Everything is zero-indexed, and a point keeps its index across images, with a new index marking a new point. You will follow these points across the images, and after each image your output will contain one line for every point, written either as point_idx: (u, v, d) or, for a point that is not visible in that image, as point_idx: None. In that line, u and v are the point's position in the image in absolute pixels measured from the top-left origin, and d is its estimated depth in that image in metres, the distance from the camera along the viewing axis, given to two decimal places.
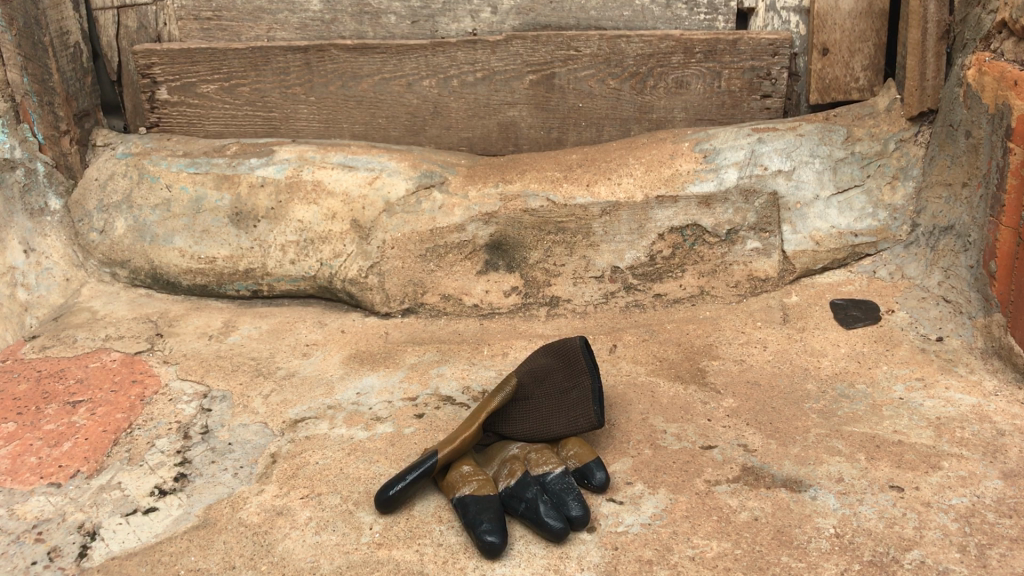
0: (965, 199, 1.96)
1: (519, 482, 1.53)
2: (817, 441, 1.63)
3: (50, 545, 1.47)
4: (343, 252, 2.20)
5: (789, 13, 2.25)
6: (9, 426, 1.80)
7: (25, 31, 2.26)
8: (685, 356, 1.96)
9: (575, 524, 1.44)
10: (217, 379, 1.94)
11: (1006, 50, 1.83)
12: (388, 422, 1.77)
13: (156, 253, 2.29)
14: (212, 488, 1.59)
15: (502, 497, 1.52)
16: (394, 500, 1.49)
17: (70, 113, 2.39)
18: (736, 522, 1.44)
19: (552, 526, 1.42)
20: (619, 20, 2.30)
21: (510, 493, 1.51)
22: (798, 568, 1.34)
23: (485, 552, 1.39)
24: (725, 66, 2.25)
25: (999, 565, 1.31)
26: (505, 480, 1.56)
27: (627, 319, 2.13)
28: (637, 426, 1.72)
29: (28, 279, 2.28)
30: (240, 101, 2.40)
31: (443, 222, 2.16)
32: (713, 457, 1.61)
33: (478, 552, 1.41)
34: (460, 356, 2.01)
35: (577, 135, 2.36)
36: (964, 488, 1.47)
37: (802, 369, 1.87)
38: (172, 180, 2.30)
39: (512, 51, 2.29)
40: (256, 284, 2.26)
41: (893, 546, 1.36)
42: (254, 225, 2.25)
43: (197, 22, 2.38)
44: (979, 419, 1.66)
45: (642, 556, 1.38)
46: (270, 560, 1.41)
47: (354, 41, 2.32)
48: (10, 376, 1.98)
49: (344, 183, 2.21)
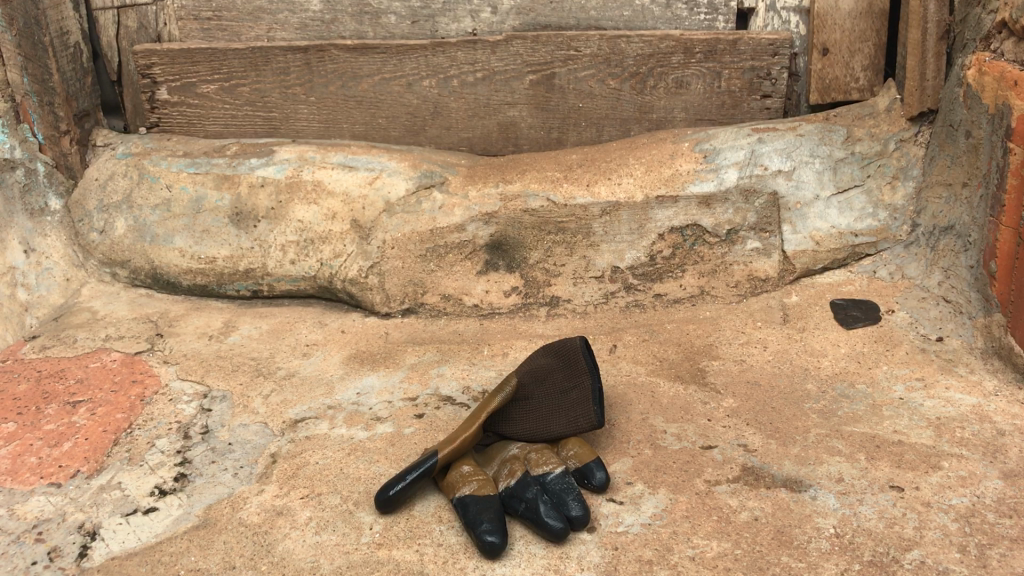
0: (965, 200, 1.96)
1: (519, 482, 1.53)
2: (817, 441, 1.63)
3: (50, 545, 1.48)
4: (343, 252, 2.20)
5: (789, 13, 2.25)
6: (9, 426, 1.80)
7: (25, 31, 2.26)
8: (685, 356, 1.96)
9: (576, 524, 1.44)
10: (217, 379, 1.94)
11: (1006, 50, 1.83)
12: (388, 423, 1.77)
13: (156, 253, 2.28)
14: (212, 488, 1.59)
15: (501, 496, 1.52)
16: (392, 500, 1.48)
17: (70, 112, 2.39)
18: (736, 522, 1.44)
19: (554, 525, 1.42)
20: (619, 20, 2.30)
21: (511, 493, 1.51)
22: (799, 568, 1.34)
23: (485, 553, 1.39)
24: (725, 66, 2.25)
25: (999, 565, 1.31)
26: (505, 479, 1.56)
27: (627, 319, 2.13)
28: (637, 426, 1.72)
29: (28, 279, 2.28)
30: (240, 101, 2.40)
31: (443, 222, 2.16)
32: (713, 457, 1.61)
33: (478, 552, 1.41)
34: (460, 356, 2.01)
35: (577, 135, 2.36)
36: (964, 488, 1.47)
37: (802, 369, 1.88)
38: (172, 180, 2.30)
39: (512, 51, 2.29)
40: (255, 284, 2.26)
41: (893, 546, 1.36)
42: (254, 225, 2.25)
43: (196, 22, 2.39)
44: (979, 419, 1.66)
45: (642, 556, 1.38)
46: (270, 560, 1.41)
47: (354, 41, 2.32)
48: (10, 376, 1.98)
49: (344, 183, 2.22)
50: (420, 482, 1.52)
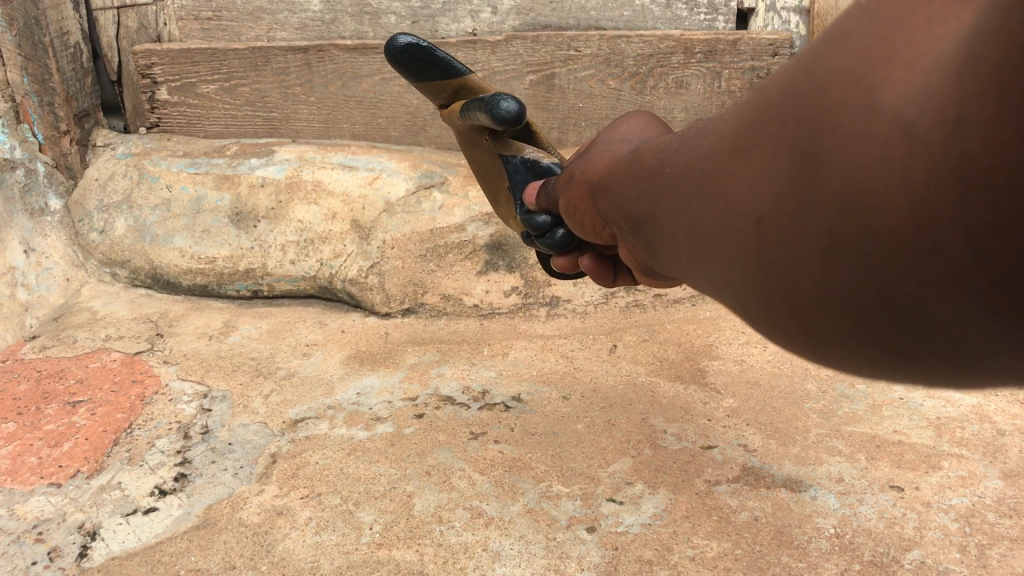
0: None
1: (550, 165, 1.43)
2: (817, 441, 1.64)
3: (50, 545, 1.48)
4: (343, 252, 2.21)
5: (789, 14, 2.28)
6: (9, 426, 1.79)
7: (25, 31, 2.25)
8: (685, 356, 1.95)
9: (564, 245, 1.28)
10: (217, 379, 1.93)
11: None
12: (388, 422, 1.76)
13: (156, 253, 2.28)
14: (212, 488, 1.60)
15: (519, 160, 1.45)
16: (423, 59, 1.44)
17: (70, 112, 2.40)
18: (736, 522, 1.46)
19: (549, 211, 1.28)
20: (619, 20, 2.30)
21: (534, 168, 1.44)
22: (798, 568, 1.36)
23: (491, 117, 1.35)
24: (725, 66, 2.27)
25: (998, 565, 1.34)
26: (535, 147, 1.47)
27: (627, 318, 2.11)
28: (637, 425, 1.72)
29: (28, 279, 2.25)
30: (240, 101, 2.40)
31: (443, 222, 2.20)
32: (713, 457, 1.62)
33: (488, 120, 1.37)
34: (461, 356, 1.99)
35: (577, 135, 2.37)
36: (964, 488, 1.50)
37: (802, 369, 1.86)
38: (172, 180, 2.31)
39: (512, 51, 2.28)
40: (255, 284, 2.26)
41: (893, 546, 1.39)
42: (254, 225, 2.26)
43: (197, 22, 2.41)
44: (979, 420, 1.67)
45: (642, 556, 1.40)
46: (270, 560, 1.41)
47: (354, 41, 2.33)
48: (9, 376, 1.97)
49: (344, 183, 2.24)
50: (462, 79, 1.48)
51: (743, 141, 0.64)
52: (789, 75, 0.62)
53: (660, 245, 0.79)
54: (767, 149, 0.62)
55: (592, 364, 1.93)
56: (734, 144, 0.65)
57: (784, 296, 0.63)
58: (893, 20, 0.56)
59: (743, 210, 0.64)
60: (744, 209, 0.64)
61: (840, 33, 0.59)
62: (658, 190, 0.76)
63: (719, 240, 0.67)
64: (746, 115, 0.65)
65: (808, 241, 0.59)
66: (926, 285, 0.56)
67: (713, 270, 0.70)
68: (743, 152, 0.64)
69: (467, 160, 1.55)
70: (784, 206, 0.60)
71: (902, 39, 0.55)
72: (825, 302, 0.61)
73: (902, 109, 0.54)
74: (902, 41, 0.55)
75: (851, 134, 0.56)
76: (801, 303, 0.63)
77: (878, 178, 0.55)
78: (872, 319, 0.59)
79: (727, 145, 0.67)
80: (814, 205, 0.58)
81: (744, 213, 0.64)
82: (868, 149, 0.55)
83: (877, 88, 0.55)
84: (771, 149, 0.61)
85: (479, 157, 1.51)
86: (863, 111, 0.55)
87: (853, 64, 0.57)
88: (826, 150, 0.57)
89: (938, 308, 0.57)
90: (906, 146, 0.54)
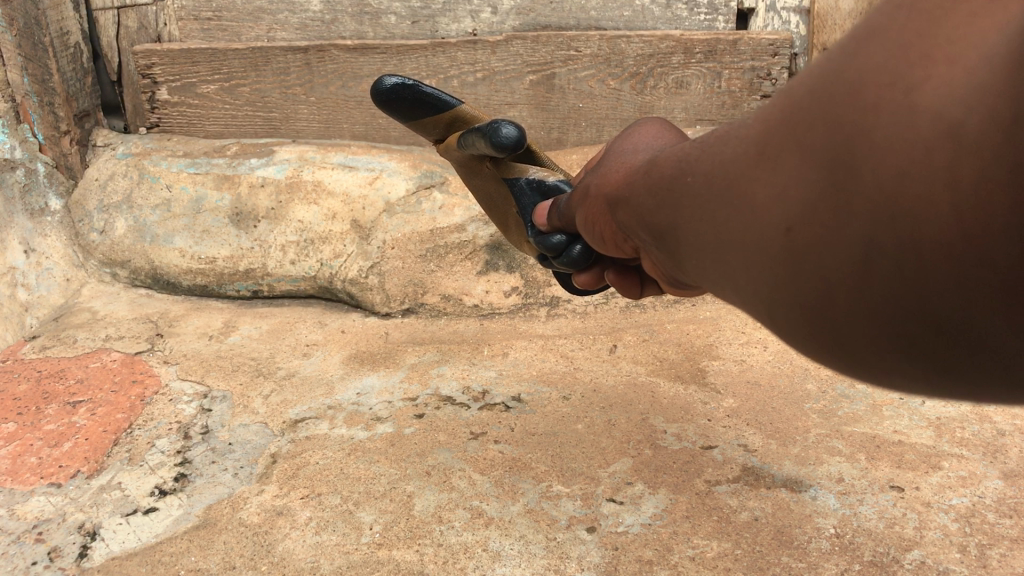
0: None
1: (557, 183, 1.42)
2: (817, 441, 1.64)
3: (50, 545, 1.48)
4: (343, 252, 2.22)
5: (789, 14, 2.28)
6: (9, 426, 1.79)
7: (25, 31, 2.24)
8: (685, 356, 1.94)
9: (585, 260, 1.26)
10: (217, 379, 1.93)
11: None
12: (388, 422, 1.75)
13: (156, 253, 2.28)
14: (212, 488, 1.60)
15: (525, 182, 1.44)
16: (410, 96, 1.49)
17: (70, 113, 2.40)
18: (736, 522, 1.46)
19: (564, 229, 1.28)
20: (619, 20, 2.31)
21: (540, 187, 1.42)
22: (798, 568, 1.36)
23: (491, 144, 1.34)
24: (725, 66, 2.27)
25: (998, 565, 1.34)
26: (538, 167, 1.46)
27: (627, 318, 2.11)
28: (637, 425, 1.72)
29: (28, 279, 2.25)
30: (240, 101, 2.40)
31: (443, 222, 2.21)
32: (713, 457, 1.62)
33: (487, 145, 1.36)
34: (461, 356, 1.98)
35: (577, 135, 2.37)
36: (964, 488, 1.50)
37: (802, 369, 1.86)
38: (172, 181, 2.32)
39: (512, 51, 2.28)
40: (255, 284, 2.26)
41: (893, 546, 1.39)
42: (254, 225, 2.26)
43: (197, 22, 2.41)
44: (979, 420, 1.67)
45: (642, 556, 1.40)
46: (270, 560, 1.41)
47: (355, 40, 2.33)
48: (9, 376, 1.97)
49: (344, 183, 2.25)
50: (451, 111, 1.51)
51: (772, 147, 0.66)
52: (818, 78, 0.63)
53: (682, 253, 0.79)
54: (798, 155, 0.63)
55: (592, 364, 1.93)
56: (762, 150, 0.66)
57: (818, 307, 0.65)
58: (930, 17, 0.58)
59: (775, 217, 0.65)
60: (774, 219, 0.65)
61: (872, 34, 0.61)
62: (678, 198, 0.77)
63: (745, 250, 0.68)
64: (772, 120, 0.66)
65: (844, 251, 0.61)
66: (966, 292, 0.58)
67: (741, 279, 0.71)
68: (770, 160, 0.66)
69: (470, 190, 1.56)
70: (817, 213, 0.62)
71: (941, 38, 0.57)
72: (862, 310, 0.62)
73: (945, 110, 0.55)
74: (941, 38, 0.57)
75: (889, 138, 0.57)
76: (835, 312, 0.64)
77: (918, 183, 0.57)
78: (912, 326, 0.61)
79: (753, 150, 0.68)
80: (848, 211, 0.60)
81: (775, 221, 0.65)
82: (908, 151, 0.56)
83: (916, 87, 0.57)
84: (803, 154, 0.63)
85: (485, 188, 1.52)
86: (901, 113, 0.57)
87: (888, 65, 0.58)
88: (862, 154, 0.58)
89: (979, 313, 0.60)
90: (953, 147, 0.55)
